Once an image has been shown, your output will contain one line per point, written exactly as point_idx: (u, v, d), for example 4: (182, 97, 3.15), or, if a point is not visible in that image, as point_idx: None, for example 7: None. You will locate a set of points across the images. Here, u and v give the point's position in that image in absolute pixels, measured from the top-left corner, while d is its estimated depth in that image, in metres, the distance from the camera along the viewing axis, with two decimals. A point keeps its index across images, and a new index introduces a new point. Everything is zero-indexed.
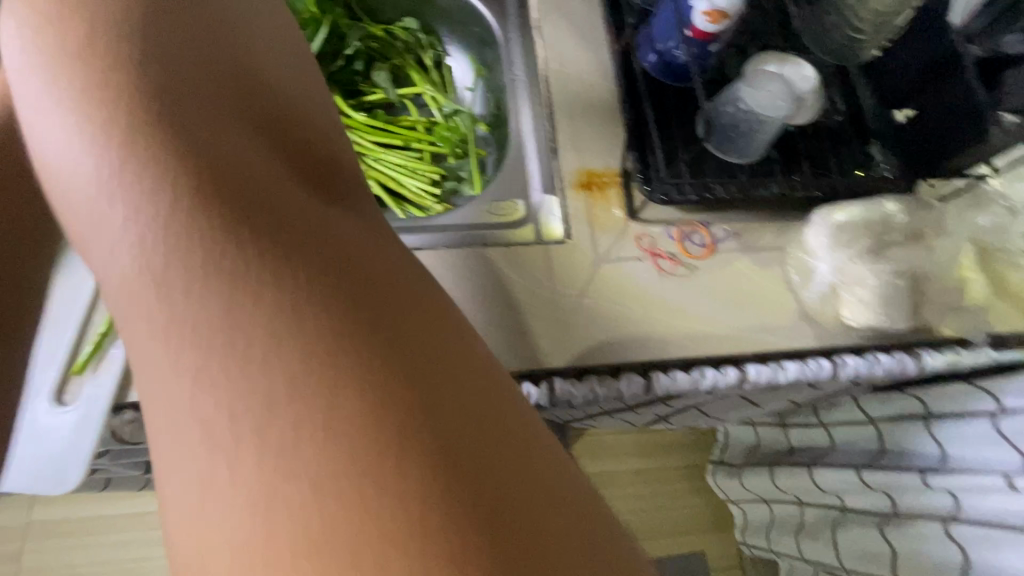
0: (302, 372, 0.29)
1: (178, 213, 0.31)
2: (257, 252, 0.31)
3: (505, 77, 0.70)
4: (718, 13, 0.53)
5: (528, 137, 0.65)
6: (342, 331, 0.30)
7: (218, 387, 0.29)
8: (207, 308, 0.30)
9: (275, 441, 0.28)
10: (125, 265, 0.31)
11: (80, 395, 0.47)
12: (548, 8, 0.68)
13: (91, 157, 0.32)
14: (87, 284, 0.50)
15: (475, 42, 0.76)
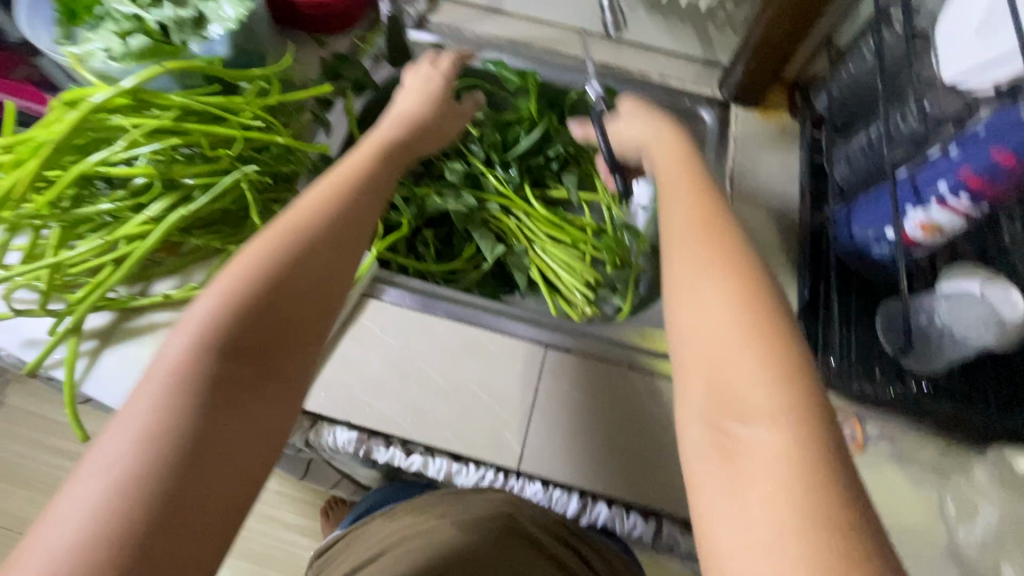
0: (784, 405, 0.33)
1: (724, 266, 0.40)
2: (758, 294, 0.38)
3: None
4: (935, 227, 0.52)
5: None
6: (792, 365, 0.34)
7: (762, 388, 0.34)
8: (748, 323, 0.37)
9: (795, 443, 0.31)
10: (692, 283, 0.40)
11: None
12: (744, 166, 0.73)
13: (682, 206, 0.46)
14: None
15: None
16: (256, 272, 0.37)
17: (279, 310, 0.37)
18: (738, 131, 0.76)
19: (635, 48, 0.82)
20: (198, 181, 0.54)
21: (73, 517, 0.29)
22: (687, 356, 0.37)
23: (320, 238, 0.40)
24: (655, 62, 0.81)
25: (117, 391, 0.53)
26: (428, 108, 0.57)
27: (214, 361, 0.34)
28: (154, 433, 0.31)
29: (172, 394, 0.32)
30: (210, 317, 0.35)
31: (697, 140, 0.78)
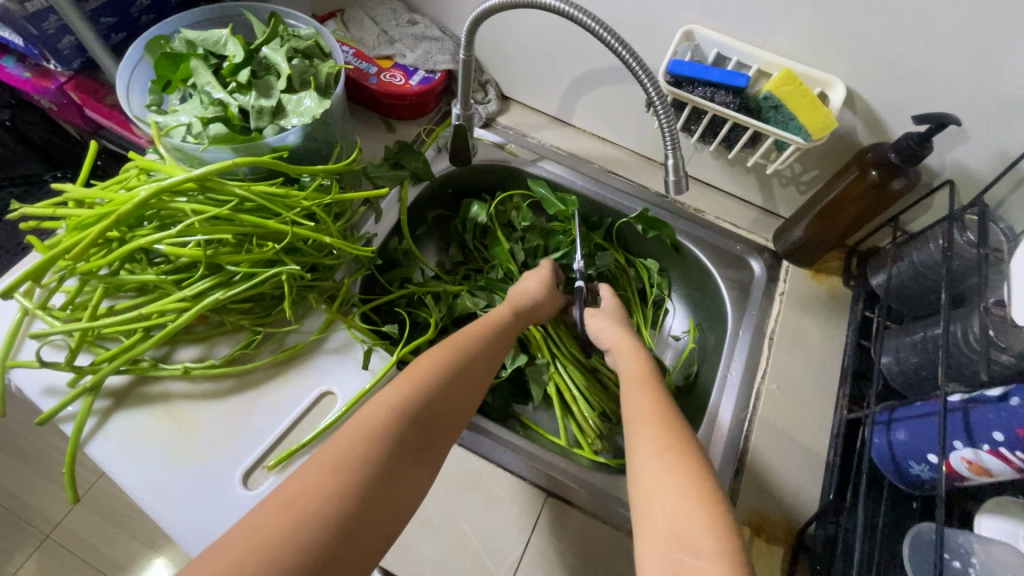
0: (685, 491, 0.44)
1: (653, 403, 0.55)
2: (676, 421, 0.52)
3: (718, 364, 0.72)
4: (984, 470, 0.48)
5: (716, 438, 0.64)
6: (700, 465, 0.46)
7: (676, 486, 0.44)
8: (664, 438, 0.49)
9: (702, 523, 0.41)
10: (631, 416, 0.54)
11: (263, 486, 0.54)
12: (785, 331, 0.71)
13: (627, 356, 0.64)
14: (314, 389, 0.59)
15: (702, 309, 0.81)
16: (428, 376, 0.51)
17: (439, 409, 0.50)
18: (786, 289, 0.75)
19: (694, 183, 0.81)
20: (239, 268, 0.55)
21: (285, 508, 0.38)
22: (642, 503, 0.45)
23: (469, 367, 0.55)
24: (713, 201, 0.80)
25: (116, 456, 0.53)
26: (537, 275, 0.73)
27: (396, 424, 0.46)
28: (352, 465, 0.42)
29: (366, 436, 0.44)
30: (400, 397, 0.48)
31: (742, 288, 0.76)
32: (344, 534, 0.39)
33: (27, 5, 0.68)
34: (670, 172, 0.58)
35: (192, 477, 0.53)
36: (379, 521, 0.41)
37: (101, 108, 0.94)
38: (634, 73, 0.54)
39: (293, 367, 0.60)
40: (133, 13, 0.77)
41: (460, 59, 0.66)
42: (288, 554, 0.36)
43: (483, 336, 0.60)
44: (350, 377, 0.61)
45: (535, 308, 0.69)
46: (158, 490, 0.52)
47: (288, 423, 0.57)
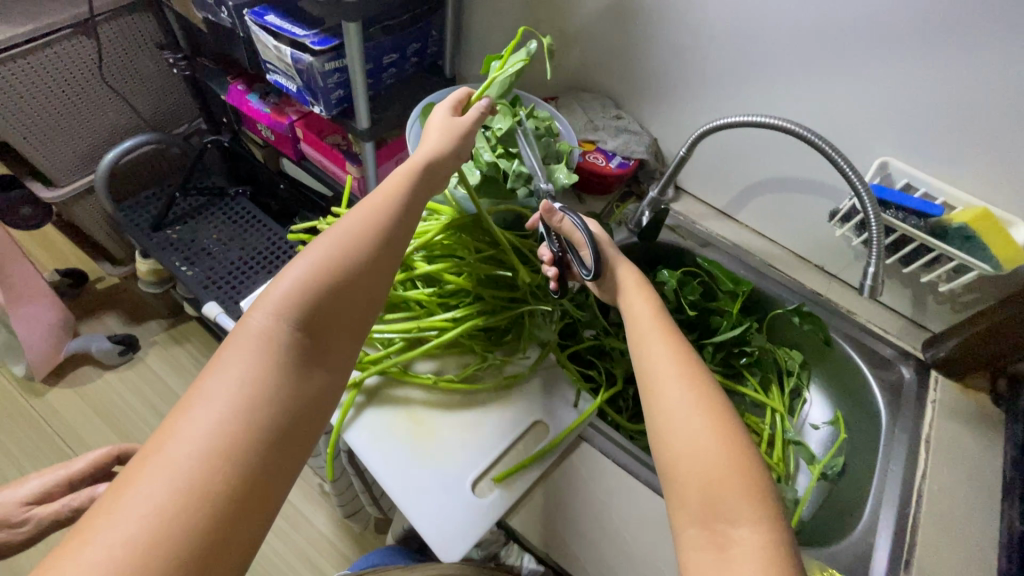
0: (719, 449, 0.51)
1: (676, 353, 0.59)
2: (698, 374, 0.57)
3: (875, 457, 0.76)
4: None
5: (881, 526, 0.69)
6: (730, 420, 0.53)
7: (708, 442, 0.52)
8: (692, 396, 0.55)
9: (729, 478, 0.50)
10: (653, 367, 0.59)
11: (489, 496, 0.64)
12: (942, 433, 0.75)
13: (637, 308, 0.65)
14: (529, 419, 0.71)
15: (848, 404, 0.86)
16: (307, 297, 0.53)
17: (325, 321, 0.54)
18: (938, 397, 0.79)
19: (844, 286, 0.90)
20: (493, 303, 0.75)
21: (197, 446, 0.43)
22: (673, 463, 0.52)
23: (358, 276, 0.56)
24: (864, 305, 0.88)
25: (368, 444, 0.67)
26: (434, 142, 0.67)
27: (284, 332, 0.52)
28: (248, 398, 0.47)
29: (261, 351, 0.50)
30: (281, 308, 0.52)
31: (895, 388, 0.81)
32: (261, 451, 0.45)
33: (328, 64, 0.85)
34: (869, 278, 0.66)
35: (430, 476, 0.65)
36: (292, 435, 0.48)
37: (321, 145, 1.10)
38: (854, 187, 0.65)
39: (511, 398, 0.73)
40: (384, 77, 0.96)
41: (678, 155, 0.77)
42: (218, 472, 0.43)
43: (376, 232, 0.59)
44: (558, 414, 0.72)
45: (438, 167, 0.66)
46: (402, 483, 0.64)
47: (507, 445, 0.69)
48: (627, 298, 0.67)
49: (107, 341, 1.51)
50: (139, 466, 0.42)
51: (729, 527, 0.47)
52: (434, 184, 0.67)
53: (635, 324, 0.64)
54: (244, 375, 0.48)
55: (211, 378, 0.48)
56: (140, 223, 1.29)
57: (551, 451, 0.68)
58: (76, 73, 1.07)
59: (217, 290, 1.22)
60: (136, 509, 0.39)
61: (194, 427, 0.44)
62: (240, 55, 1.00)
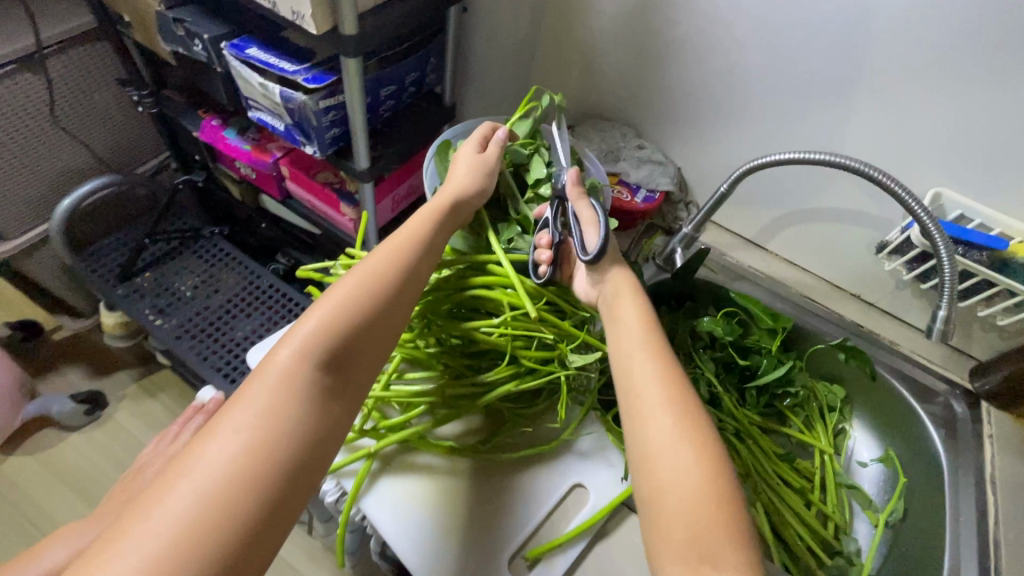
0: (710, 494, 0.44)
1: (668, 373, 0.51)
2: (693, 403, 0.50)
3: (941, 502, 0.71)
4: None
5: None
6: (725, 466, 0.47)
7: (700, 483, 0.45)
8: (685, 430, 0.48)
9: (717, 530, 0.43)
10: (641, 384, 0.51)
11: (529, 574, 0.55)
12: (1009, 472, 0.70)
13: (621, 312, 0.57)
14: (565, 483, 0.60)
15: (897, 440, 0.82)
16: (337, 329, 0.48)
17: (355, 354, 0.49)
18: (995, 431, 0.75)
19: (883, 313, 0.86)
20: (528, 365, 0.59)
21: (211, 484, 0.39)
22: (657, 498, 0.46)
23: (388, 307, 0.52)
24: (904, 334, 0.84)
25: (389, 518, 0.56)
26: (463, 180, 0.62)
27: (313, 370, 0.46)
28: (269, 430, 0.43)
29: (287, 390, 0.45)
30: (312, 341, 0.47)
31: (948, 424, 0.77)
32: (275, 491, 0.41)
33: (322, 102, 0.75)
34: (939, 321, 0.61)
35: (453, 556, 0.54)
36: (304, 475, 0.43)
37: (310, 183, 0.99)
38: (924, 226, 0.59)
39: (544, 458, 0.61)
40: (380, 110, 0.87)
41: (718, 192, 0.69)
42: (228, 519, 0.38)
43: (408, 252, 0.55)
44: (602, 478, 0.60)
45: (469, 199, 0.62)
46: (422, 564, 0.54)
47: (541, 513, 0.58)
48: (613, 302, 0.58)
49: (69, 402, 1.35)
50: (160, 489, 0.39)
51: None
52: (462, 214, 0.62)
53: (621, 338, 0.55)
54: (269, 404, 0.44)
55: (237, 402, 0.44)
56: (105, 273, 1.16)
57: (592, 526, 0.57)
58: (22, 115, 0.94)
59: (195, 343, 1.10)
60: (142, 552, 0.36)
61: (213, 456, 0.40)
62: (216, 89, 0.89)
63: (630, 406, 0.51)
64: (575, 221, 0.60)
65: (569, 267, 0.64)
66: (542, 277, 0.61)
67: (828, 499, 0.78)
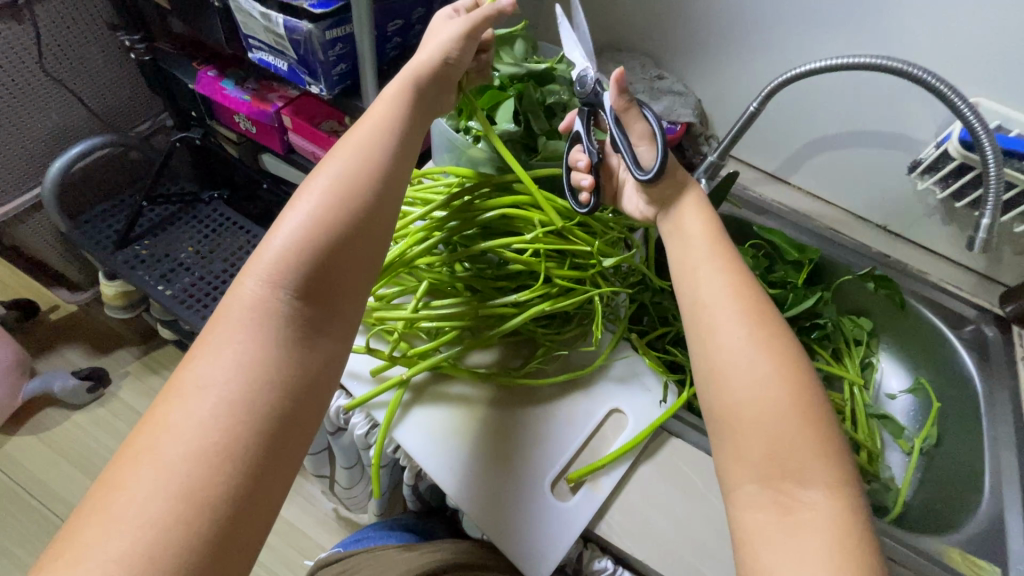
0: (785, 398, 0.42)
1: (734, 276, 0.48)
2: (763, 304, 0.47)
3: (977, 426, 0.70)
4: None
5: (1006, 504, 0.62)
6: (802, 366, 0.44)
7: (773, 387, 0.43)
8: (753, 331, 0.45)
9: (792, 431, 0.42)
10: (703, 288, 0.48)
11: (575, 498, 0.53)
12: None
13: (679, 216, 0.53)
14: (603, 408, 0.58)
15: (927, 370, 0.80)
16: (306, 250, 0.42)
17: (333, 278, 0.43)
18: None
19: (909, 244, 0.84)
20: (562, 285, 0.57)
21: (192, 439, 0.36)
22: (728, 410, 0.44)
23: (366, 218, 0.45)
24: (932, 264, 0.82)
25: (425, 448, 0.54)
26: (430, 52, 0.50)
27: (285, 303, 0.41)
28: (246, 384, 0.38)
29: (260, 328, 0.41)
30: (279, 270, 0.42)
31: (979, 350, 0.76)
32: (265, 435, 0.38)
33: (328, 32, 0.71)
34: (982, 230, 0.59)
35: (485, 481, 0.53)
36: (293, 409, 0.40)
37: (311, 131, 0.95)
38: (972, 128, 0.56)
39: (579, 385, 0.59)
40: (387, 48, 0.83)
41: (748, 111, 0.67)
42: (216, 472, 0.36)
43: (378, 160, 0.46)
44: (638, 401, 0.58)
45: (444, 74, 0.51)
46: (464, 488, 0.52)
47: (557, 439, 0.55)
48: (670, 208, 0.54)
49: (71, 378, 1.32)
50: (141, 438, 0.37)
51: (798, 488, 0.40)
52: (442, 94, 0.52)
53: (685, 248, 0.51)
54: (242, 356, 0.39)
55: (206, 347, 0.40)
56: (102, 240, 1.12)
57: (633, 445, 0.55)
58: (9, 68, 0.89)
59: (199, 307, 1.07)
60: (126, 516, 0.33)
61: (188, 419, 0.37)
62: (214, 32, 0.85)
63: (693, 312, 0.48)
64: (621, 134, 0.53)
65: (614, 180, 0.59)
66: (586, 207, 0.57)
67: (859, 427, 0.75)
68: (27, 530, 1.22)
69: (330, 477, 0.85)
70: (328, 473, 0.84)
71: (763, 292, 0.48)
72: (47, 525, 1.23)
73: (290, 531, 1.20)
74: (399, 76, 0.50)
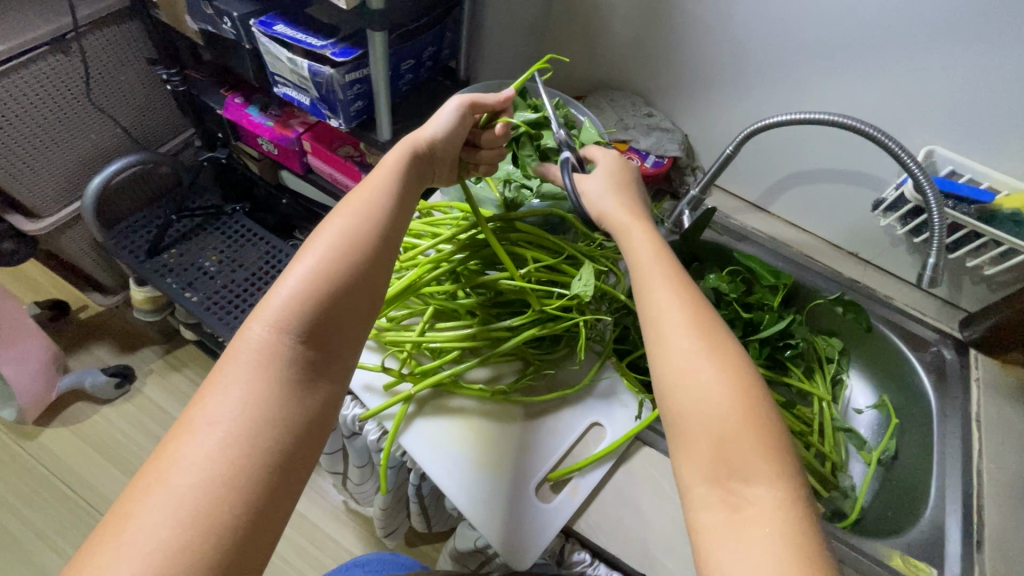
0: (728, 399, 0.45)
1: (682, 289, 0.52)
2: (706, 311, 0.51)
3: (931, 441, 0.77)
4: None
5: (950, 515, 0.69)
6: (744, 367, 0.47)
7: (717, 389, 0.46)
8: (699, 336, 0.49)
9: (737, 430, 0.44)
10: (655, 302, 0.52)
11: (556, 499, 0.61)
12: (990, 413, 0.76)
13: (630, 236, 0.58)
14: (583, 423, 0.65)
15: (890, 388, 0.87)
16: (311, 298, 0.48)
17: (333, 323, 0.49)
18: (980, 376, 0.80)
19: (879, 271, 0.91)
20: (552, 312, 0.65)
21: (201, 472, 0.40)
22: (678, 414, 0.47)
23: (366, 269, 0.51)
24: (899, 290, 0.89)
25: (428, 453, 0.61)
26: (436, 127, 0.61)
27: (290, 345, 0.47)
28: (253, 421, 0.43)
29: (266, 368, 0.45)
30: (284, 315, 0.47)
31: (938, 370, 0.83)
32: (269, 467, 0.42)
33: (348, 75, 0.79)
34: (928, 268, 0.66)
35: (484, 488, 0.60)
36: (296, 442, 0.44)
37: (330, 156, 1.03)
38: (906, 166, 0.65)
39: (564, 405, 0.67)
40: (401, 85, 0.91)
41: (724, 153, 0.75)
42: (224, 502, 0.39)
43: (381, 220, 0.53)
44: (617, 416, 0.66)
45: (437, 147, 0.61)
46: (463, 491, 0.59)
47: (541, 453, 0.63)
48: (623, 234, 0.59)
49: (101, 375, 1.41)
50: (152, 473, 0.40)
51: (742, 486, 0.42)
52: (434, 161, 0.61)
53: (638, 264, 0.56)
54: (249, 392, 0.44)
55: (214, 387, 0.44)
56: (134, 249, 1.20)
57: (609, 454, 0.63)
58: (59, 94, 0.98)
59: (224, 313, 1.15)
60: (138, 547, 0.37)
61: (196, 453, 0.41)
62: (244, 67, 0.93)
63: (647, 325, 0.52)
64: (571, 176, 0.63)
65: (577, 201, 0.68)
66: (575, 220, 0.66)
67: (827, 438, 0.81)
68: (61, 517, 1.32)
69: (343, 473, 0.94)
70: (340, 470, 0.93)
71: (707, 303, 0.52)
72: (79, 511, 1.33)
73: (303, 523, 1.29)
74: (398, 147, 0.58)
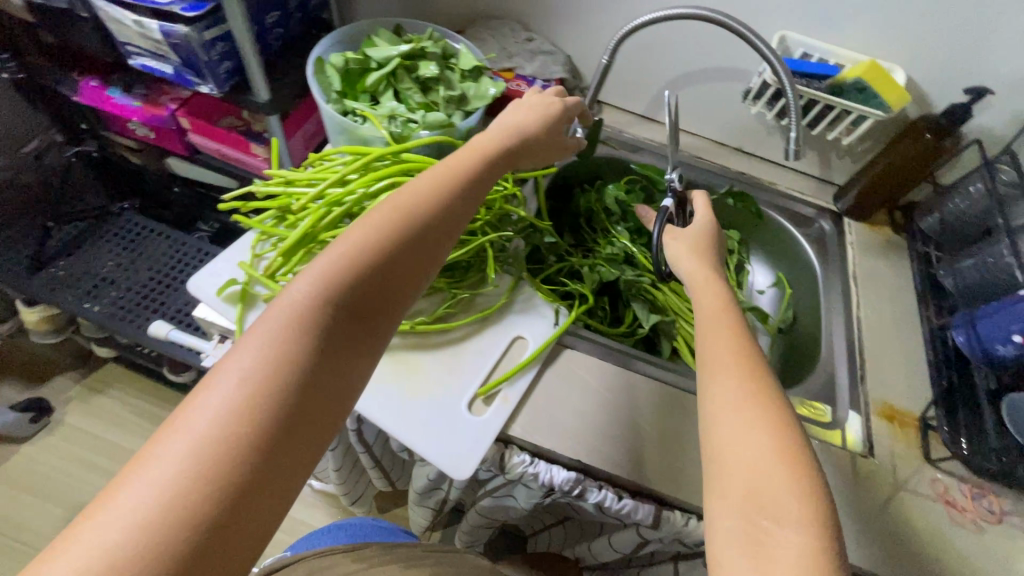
0: (772, 442, 0.41)
1: (741, 335, 0.49)
2: (762, 364, 0.47)
3: (819, 303, 0.87)
4: None
5: (840, 361, 0.79)
6: (795, 422, 0.43)
7: (763, 430, 0.42)
8: (750, 380, 0.45)
9: (780, 475, 0.39)
10: (713, 340, 0.49)
11: (487, 410, 0.63)
12: (864, 268, 0.86)
13: (700, 289, 0.57)
14: (505, 339, 0.68)
15: (784, 265, 0.96)
16: (360, 266, 0.42)
17: (372, 296, 0.43)
18: (854, 238, 0.90)
19: (763, 161, 0.98)
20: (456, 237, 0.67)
21: (202, 438, 0.34)
22: (716, 450, 0.43)
23: (419, 245, 0.45)
24: (782, 175, 0.97)
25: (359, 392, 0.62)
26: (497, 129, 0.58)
27: (330, 312, 0.41)
28: (275, 391, 0.37)
29: (295, 330, 0.39)
30: (331, 274, 0.42)
31: (820, 241, 0.92)
32: (276, 456, 0.36)
33: (206, 34, 0.74)
34: (792, 142, 0.72)
35: (421, 414, 0.62)
36: (312, 434, 0.38)
37: (212, 129, 0.97)
38: (764, 55, 0.69)
39: (485, 325, 0.69)
40: (270, 40, 0.86)
41: (601, 64, 0.77)
42: (216, 482, 0.33)
43: (445, 199, 0.49)
44: (535, 326, 0.70)
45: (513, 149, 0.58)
46: (399, 420, 0.61)
47: (472, 374, 0.65)
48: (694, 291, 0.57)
49: (11, 412, 1.30)
50: (163, 428, 0.35)
51: (772, 526, 0.37)
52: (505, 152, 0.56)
53: (700, 312, 0.54)
54: (275, 352, 0.38)
55: (248, 339, 0.39)
56: (9, 266, 1.08)
57: (532, 361, 0.67)
58: None
59: (135, 316, 1.09)
60: (122, 508, 0.31)
61: (207, 410, 0.35)
62: (89, 41, 0.85)
63: (703, 356, 0.49)
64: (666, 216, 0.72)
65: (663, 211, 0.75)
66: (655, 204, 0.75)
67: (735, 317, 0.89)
68: None
69: None
70: None
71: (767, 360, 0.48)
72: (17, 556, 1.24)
73: None
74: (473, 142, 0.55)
